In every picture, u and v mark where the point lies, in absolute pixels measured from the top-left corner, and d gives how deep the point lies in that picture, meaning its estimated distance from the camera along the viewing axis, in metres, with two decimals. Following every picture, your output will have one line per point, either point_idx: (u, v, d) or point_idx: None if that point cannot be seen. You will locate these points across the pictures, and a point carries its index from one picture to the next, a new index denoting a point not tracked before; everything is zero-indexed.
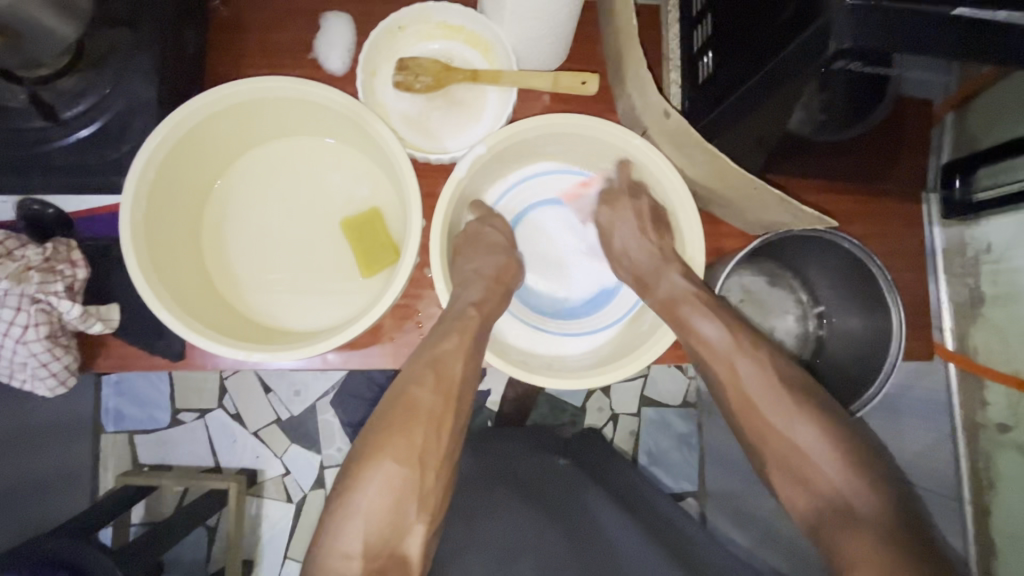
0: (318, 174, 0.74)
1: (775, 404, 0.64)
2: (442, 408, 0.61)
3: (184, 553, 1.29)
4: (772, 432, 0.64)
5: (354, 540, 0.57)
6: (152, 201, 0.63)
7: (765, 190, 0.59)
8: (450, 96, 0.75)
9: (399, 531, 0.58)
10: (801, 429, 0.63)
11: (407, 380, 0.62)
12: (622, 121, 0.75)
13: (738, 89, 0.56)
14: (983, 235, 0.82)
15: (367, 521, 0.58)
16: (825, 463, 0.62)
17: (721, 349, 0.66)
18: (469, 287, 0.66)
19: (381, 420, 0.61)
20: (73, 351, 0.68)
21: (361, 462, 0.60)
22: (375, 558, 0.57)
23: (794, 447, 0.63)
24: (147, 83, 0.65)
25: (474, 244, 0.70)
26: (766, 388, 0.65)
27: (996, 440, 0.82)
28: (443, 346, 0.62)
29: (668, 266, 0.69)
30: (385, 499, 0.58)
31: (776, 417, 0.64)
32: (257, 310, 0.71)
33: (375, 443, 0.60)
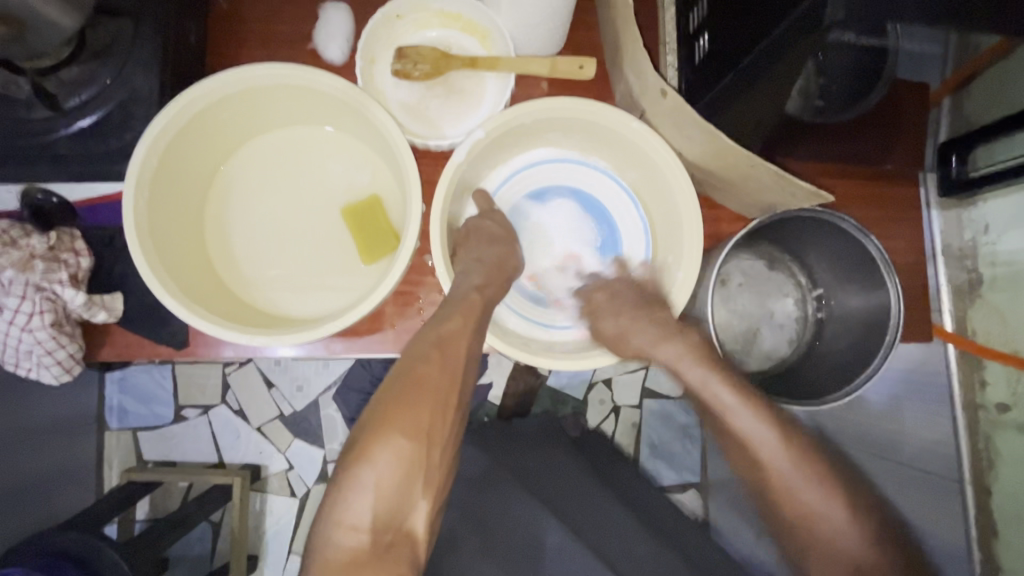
0: (318, 163, 0.75)
1: (813, 488, 0.63)
2: (447, 385, 0.62)
3: (189, 549, 1.29)
4: (807, 516, 0.63)
5: (362, 514, 0.58)
6: (154, 189, 0.64)
7: (762, 168, 0.60)
8: (449, 84, 0.75)
9: (406, 507, 0.59)
10: (834, 512, 0.62)
11: (412, 357, 0.62)
12: (620, 106, 0.75)
13: (735, 66, 0.57)
14: (981, 217, 0.83)
15: (374, 496, 0.58)
16: (859, 542, 0.61)
17: (750, 424, 0.65)
18: (470, 271, 0.66)
19: (388, 396, 0.61)
20: (77, 339, 0.68)
21: (369, 437, 0.60)
22: (384, 532, 0.58)
23: (824, 519, 0.62)
24: (148, 72, 0.65)
25: (474, 234, 0.71)
26: (793, 464, 0.63)
27: (995, 420, 0.83)
28: (447, 327, 0.62)
29: (680, 338, 0.68)
30: (393, 474, 0.58)
31: (808, 495, 0.63)
32: (260, 298, 0.72)
33: (383, 419, 0.60)
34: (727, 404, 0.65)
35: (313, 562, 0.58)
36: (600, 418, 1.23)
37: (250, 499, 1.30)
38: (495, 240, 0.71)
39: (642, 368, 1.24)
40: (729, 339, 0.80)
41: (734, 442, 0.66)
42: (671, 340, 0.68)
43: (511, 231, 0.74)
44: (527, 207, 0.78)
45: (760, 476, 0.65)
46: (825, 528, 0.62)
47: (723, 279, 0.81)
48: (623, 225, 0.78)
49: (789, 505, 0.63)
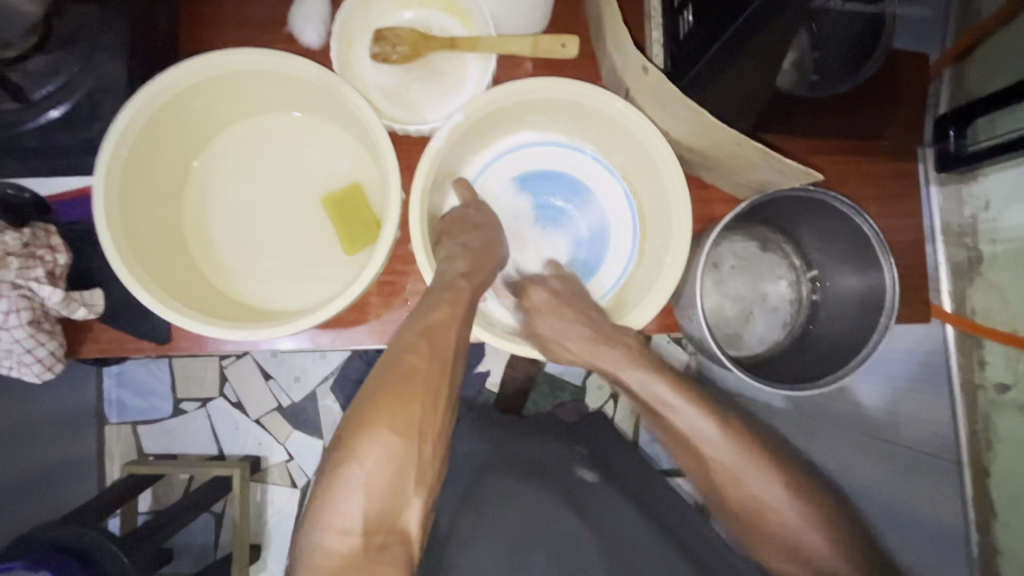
0: (296, 151, 0.73)
1: (761, 480, 0.65)
2: (435, 376, 0.60)
3: (193, 541, 1.30)
4: (756, 507, 0.66)
5: (353, 516, 0.57)
6: (126, 181, 0.62)
7: (749, 145, 0.57)
8: (429, 66, 0.73)
9: (398, 504, 0.58)
10: (774, 494, 0.65)
11: (399, 349, 0.61)
12: (607, 85, 0.73)
13: (725, 32, 0.54)
14: (982, 193, 0.80)
15: (365, 496, 0.57)
16: (815, 535, 0.65)
17: (703, 431, 0.66)
18: (452, 257, 0.65)
19: (376, 389, 0.59)
20: (58, 336, 0.68)
21: (357, 434, 0.58)
22: (376, 533, 0.57)
23: (775, 512, 0.65)
24: (114, 60, 0.63)
25: (456, 221, 0.69)
26: (748, 461, 0.66)
27: (995, 401, 0.81)
28: (435, 317, 0.61)
29: (620, 342, 0.68)
30: (384, 472, 0.57)
31: (759, 488, 0.65)
32: (242, 292, 0.70)
33: (369, 413, 0.59)
34: (677, 409, 0.66)
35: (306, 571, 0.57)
36: (599, 404, 1.22)
37: (252, 490, 1.30)
38: (481, 227, 0.69)
39: None
40: (721, 324, 0.78)
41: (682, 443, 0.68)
42: (609, 346, 0.67)
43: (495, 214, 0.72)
44: (513, 195, 0.77)
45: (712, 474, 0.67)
46: (774, 516, 0.65)
47: (715, 263, 0.79)
48: (613, 214, 0.76)
49: (736, 497, 0.66)
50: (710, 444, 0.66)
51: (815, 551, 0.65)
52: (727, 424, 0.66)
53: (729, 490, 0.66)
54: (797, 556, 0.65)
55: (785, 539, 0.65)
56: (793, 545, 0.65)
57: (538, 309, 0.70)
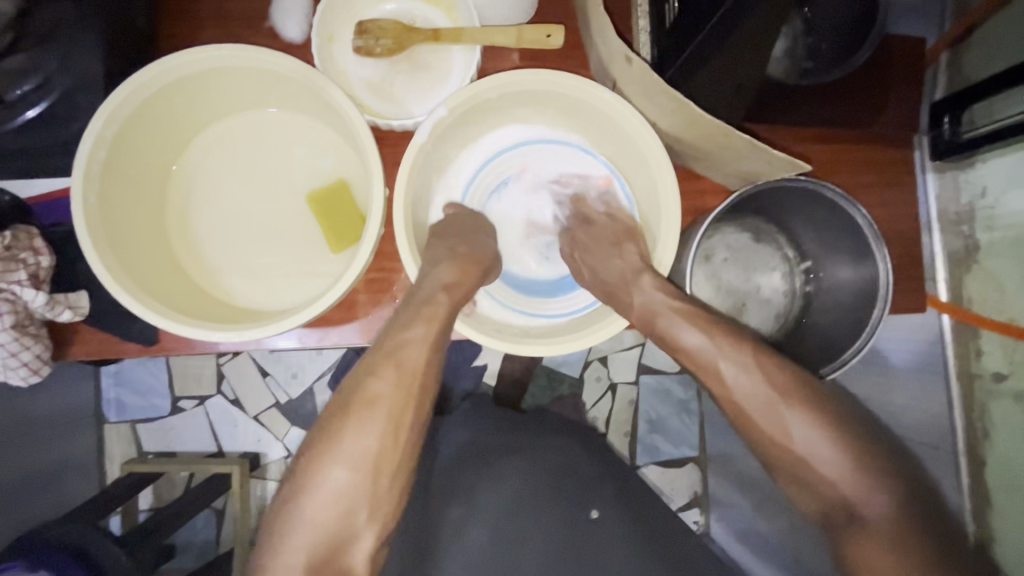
0: (279, 148, 0.72)
1: (769, 417, 0.62)
2: (399, 406, 0.61)
3: (194, 539, 1.30)
4: (772, 441, 0.62)
5: (303, 545, 0.58)
6: (105, 183, 0.61)
7: (736, 136, 0.56)
8: (414, 59, 0.71)
9: (349, 537, 0.59)
10: (807, 439, 0.61)
11: (361, 377, 0.61)
12: (595, 76, 0.71)
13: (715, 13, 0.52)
14: (979, 179, 0.79)
15: (315, 527, 0.58)
16: (835, 467, 0.61)
17: (703, 356, 0.64)
18: (438, 262, 0.64)
19: (335, 421, 0.60)
20: (44, 340, 0.67)
21: (311, 468, 0.59)
22: (323, 563, 0.58)
23: (790, 444, 0.62)
24: (90, 57, 0.62)
25: (447, 228, 0.69)
26: (759, 398, 0.62)
27: (990, 389, 0.79)
28: (412, 332, 0.61)
29: (637, 284, 0.66)
30: (335, 506, 0.58)
31: (767, 422, 0.62)
32: (229, 293, 0.70)
33: (329, 444, 0.59)
34: (683, 338, 0.64)
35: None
36: (596, 397, 1.22)
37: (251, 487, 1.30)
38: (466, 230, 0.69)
39: (637, 345, 1.22)
40: None
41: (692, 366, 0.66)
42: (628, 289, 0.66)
43: (473, 219, 0.72)
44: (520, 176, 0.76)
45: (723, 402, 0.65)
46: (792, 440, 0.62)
47: (707, 255, 0.78)
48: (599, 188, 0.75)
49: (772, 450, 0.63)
50: (731, 378, 0.63)
51: (831, 482, 0.61)
52: (733, 354, 0.63)
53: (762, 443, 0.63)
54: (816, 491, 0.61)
55: (822, 490, 0.61)
56: (827, 495, 0.61)
57: (574, 258, 0.72)
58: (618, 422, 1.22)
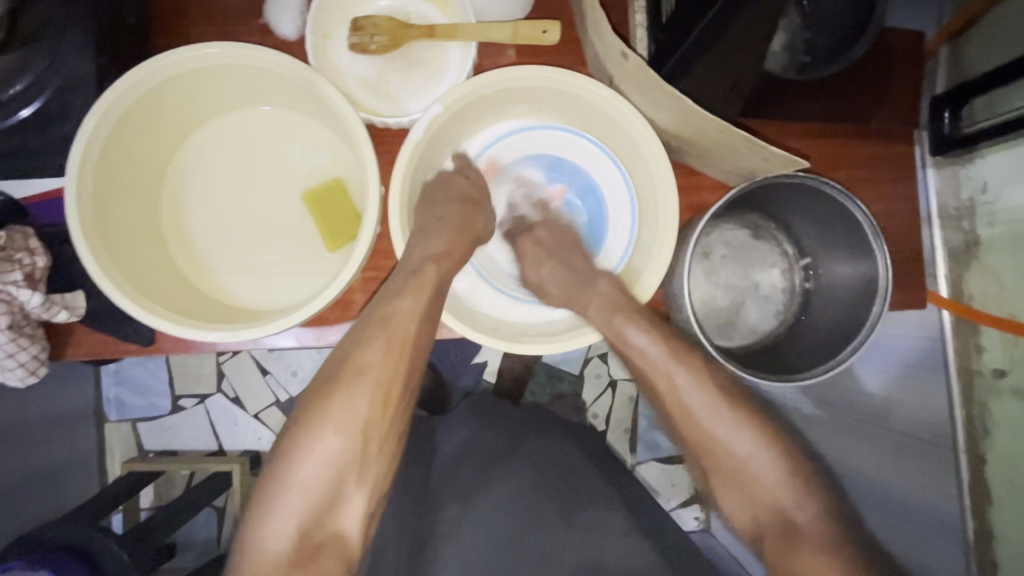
0: (274, 146, 0.71)
1: (719, 424, 0.64)
2: (388, 374, 0.60)
3: (196, 537, 1.31)
4: (719, 447, 0.64)
5: (290, 515, 0.57)
6: (98, 183, 0.61)
7: (733, 132, 0.56)
8: (409, 56, 0.71)
9: (338, 504, 0.58)
10: (746, 447, 0.63)
11: (351, 347, 0.60)
12: (592, 71, 0.70)
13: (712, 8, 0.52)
14: (980, 174, 0.78)
15: (304, 496, 0.57)
16: (773, 476, 0.63)
17: (656, 360, 0.64)
18: (429, 235, 0.64)
19: (324, 391, 0.59)
20: (40, 340, 0.67)
21: (298, 437, 0.58)
22: (312, 531, 0.57)
23: (731, 449, 0.63)
24: (83, 56, 0.61)
25: (441, 188, 0.68)
26: (708, 404, 0.64)
27: (991, 385, 0.79)
28: (400, 304, 0.60)
29: (595, 287, 0.68)
30: (324, 475, 0.57)
31: (716, 428, 0.64)
32: (224, 293, 0.69)
33: (317, 413, 0.58)
34: (635, 343, 0.64)
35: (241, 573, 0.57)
36: (596, 393, 1.22)
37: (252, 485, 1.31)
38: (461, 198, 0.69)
39: None
40: (712, 314, 0.77)
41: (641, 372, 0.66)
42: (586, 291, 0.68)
43: (483, 193, 0.72)
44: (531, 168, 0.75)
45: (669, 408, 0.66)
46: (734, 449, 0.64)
47: (705, 252, 0.77)
48: (600, 175, 0.74)
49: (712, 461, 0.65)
50: (682, 385, 0.64)
51: (765, 490, 0.63)
52: (687, 360, 0.64)
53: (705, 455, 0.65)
54: (755, 499, 0.64)
55: (762, 500, 0.63)
56: (763, 503, 0.63)
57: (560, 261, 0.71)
58: (618, 419, 1.22)
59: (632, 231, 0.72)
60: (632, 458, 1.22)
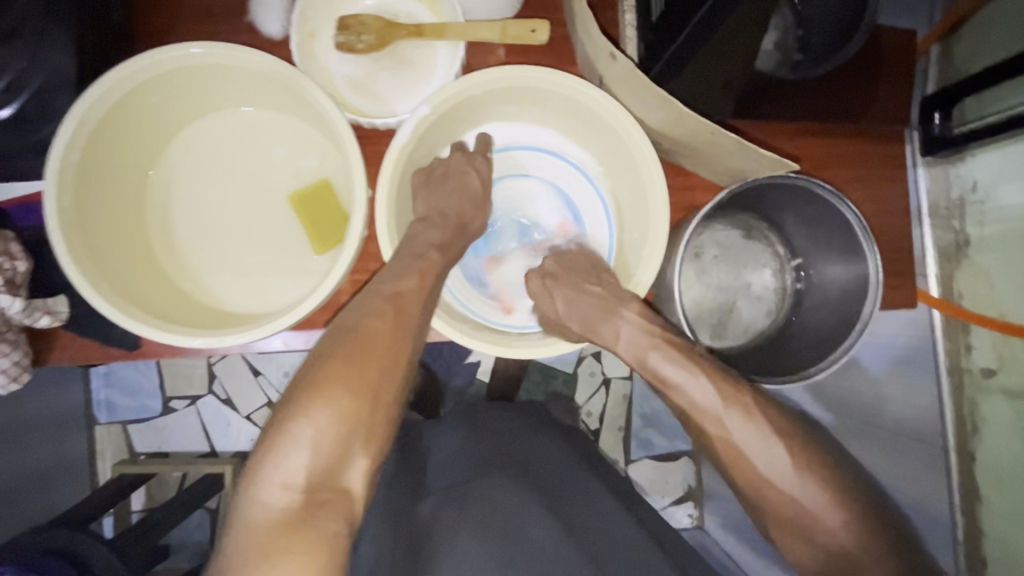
0: (260, 147, 0.70)
1: (764, 454, 0.60)
2: (397, 341, 0.59)
3: (189, 539, 1.30)
4: (760, 478, 0.60)
5: (297, 472, 0.53)
6: (79, 185, 0.60)
7: (723, 134, 0.55)
8: (397, 55, 0.70)
9: (345, 463, 0.55)
10: (792, 480, 0.59)
11: (362, 312, 0.59)
12: (582, 71, 0.70)
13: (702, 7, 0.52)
14: (969, 173, 0.78)
15: (311, 452, 0.54)
16: (829, 514, 0.58)
17: (696, 393, 0.62)
18: (430, 224, 0.65)
19: (333, 351, 0.57)
20: (22, 347, 0.65)
21: (308, 391, 0.55)
22: (318, 490, 0.53)
23: (777, 483, 0.59)
24: (62, 56, 0.60)
25: (435, 180, 0.67)
26: (750, 433, 0.60)
27: (982, 385, 0.79)
28: (405, 285, 0.60)
29: (619, 316, 0.66)
30: (333, 430, 0.54)
31: (761, 460, 0.60)
32: (212, 297, 0.68)
33: (325, 372, 0.56)
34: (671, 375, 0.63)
35: (239, 533, 0.52)
36: (590, 392, 1.22)
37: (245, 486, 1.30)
38: (456, 190, 0.67)
39: None
40: (703, 314, 0.76)
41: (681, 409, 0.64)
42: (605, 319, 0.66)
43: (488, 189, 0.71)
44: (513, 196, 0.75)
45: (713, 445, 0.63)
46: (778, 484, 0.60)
47: (697, 252, 0.77)
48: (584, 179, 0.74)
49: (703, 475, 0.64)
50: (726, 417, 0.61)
51: (820, 526, 0.58)
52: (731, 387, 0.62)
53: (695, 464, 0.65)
54: (806, 538, 0.59)
55: (810, 531, 0.59)
56: (820, 542, 0.58)
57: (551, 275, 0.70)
58: (611, 417, 1.22)
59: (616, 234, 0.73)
60: (626, 456, 1.22)
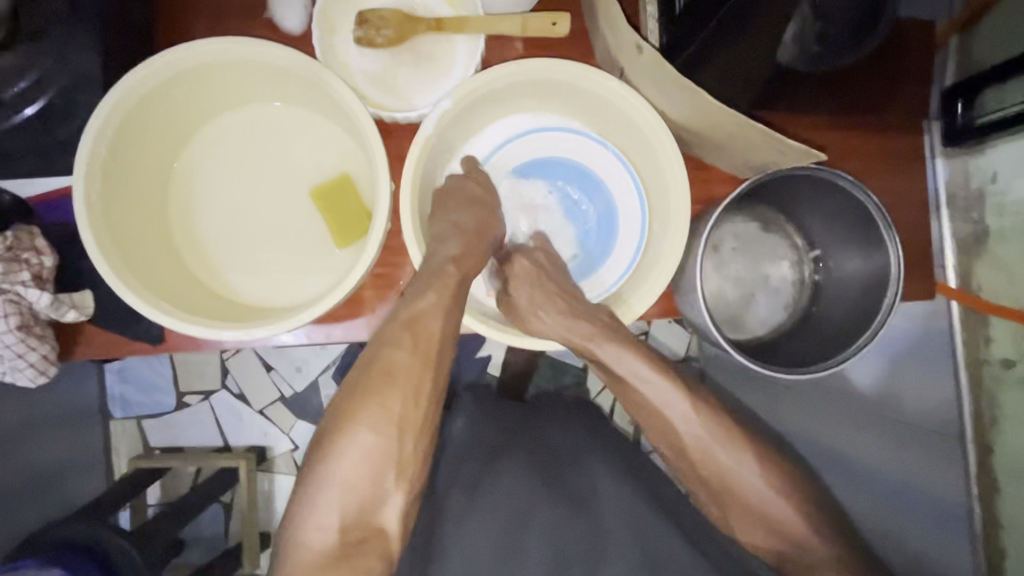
0: (280, 143, 0.71)
1: (726, 450, 0.70)
2: (420, 371, 0.61)
3: (203, 533, 1.31)
4: (729, 474, 0.70)
5: (330, 514, 0.58)
6: (106, 181, 0.61)
7: (748, 124, 0.56)
8: (417, 50, 0.70)
9: (377, 499, 0.59)
10: (747, 473, 0.70)
11: (383, 343, 0.61)
12: (601, 63, 0.70)
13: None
14: (990, 164, 0.78)
15: (343, 492, 0.58)
16: (778, 499, 0.70)
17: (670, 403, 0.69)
18: (446, 238, 0.63)
19: (354, 390, 0.60)
20: (50, 341, 0.66)
21: (334, 432, 0.59)
22: (352, 529, 0.58)
23: (740, 480, 0.70)
24: (87, 52, 0.60)
25: (453, 195, 0.67)
26: (712, 435, 0.70)
27: (999, 376, 0.80)
28: (422, 303, 0.61)
29: (598, 321, 0.67)
30: (362, 471, 0.58)
31: (728, 457, 0.70)
32: (236, 292, 0.69)
33: (348, 411, 0.60)
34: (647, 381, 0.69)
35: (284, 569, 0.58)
36: (601, 386, 1.22)
37: (259, 480, 1.30)
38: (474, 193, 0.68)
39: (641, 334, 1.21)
40: (721, 307, 0.76)
41: (653, 417, 0.71)
42: (581, 321, 0.67)
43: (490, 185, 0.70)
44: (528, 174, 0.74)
45: (679, 449, 0.71)
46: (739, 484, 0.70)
47: (715, 245, 0.77)
48: (607, 172, 0.74)
49: (707, 469, 0.70)
50: (684, 423, 0.69)
51: (768, 511, 0.70)
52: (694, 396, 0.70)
53: (699, 462, 0.70)
54: (757, 520, 0.70)
55: (762, 517, 0.70)
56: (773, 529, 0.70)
57: (535, 273, 0.69)
58: (620, 413, 1.23)
59: (643, 225, 0.72)
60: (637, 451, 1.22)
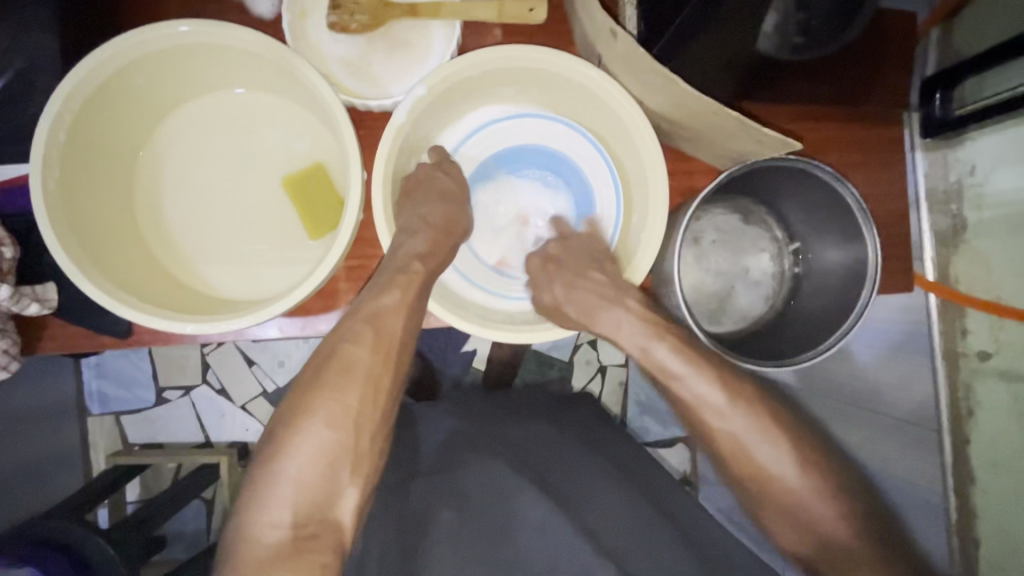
0: (251, 131, 0.69)
1: (757, 440, 0.65)
2: (380, 365, 0.61)
3: (185, 529, 1.29)
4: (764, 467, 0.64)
5: (282, 510, 0.56)
6: (66, 169, 0.59)
7: (724, 113, 0.55)
8: (392, 36, 0.68)
9: (331, 495, 0.58)
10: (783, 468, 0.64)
11: (343, 337, 0.60)
12: (580, 52, 0.68)
13: None
14: (968, 157, 0.78)
15: (296, 488, 0.57)
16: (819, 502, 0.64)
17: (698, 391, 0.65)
18: (412, 236, 0.63)
19: (312, 384, 0.60)
20: (10, 334, 0.64)
21: (289, 426, 0.59)
22: (305, 524, 0.56)
23: (775, 476, 0.64)
24: (44, 35, 0.58)
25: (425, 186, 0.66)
26: (745, 422, 0.65)
27: (976, 368, 0.80)
28: (385, 300, 0.60)
29: (621, 304, 0.67)
30: (317, 466, 0.57)
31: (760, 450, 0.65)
32: (206, 284, 0.67)
33: (304, 407, 0.59)
34: (668, 367, 0.65)
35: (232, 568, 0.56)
36: (586, 379, 1.21)
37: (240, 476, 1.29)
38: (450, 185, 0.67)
39: None
40: (701, 299, 0.76)
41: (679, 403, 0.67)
42: (606, 305, 0.67)
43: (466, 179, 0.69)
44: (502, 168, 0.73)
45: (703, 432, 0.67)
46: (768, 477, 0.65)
47: (696, 237, 0.76)
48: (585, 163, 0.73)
49: (737, 458, 0.66)
50: (716, 411, 0.65)
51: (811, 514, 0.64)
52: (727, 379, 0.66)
53: (729, 453, 0.66)
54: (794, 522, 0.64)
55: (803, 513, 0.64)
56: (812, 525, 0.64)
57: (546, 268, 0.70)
58: (606, 406, 1.22)
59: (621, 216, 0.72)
60: None
